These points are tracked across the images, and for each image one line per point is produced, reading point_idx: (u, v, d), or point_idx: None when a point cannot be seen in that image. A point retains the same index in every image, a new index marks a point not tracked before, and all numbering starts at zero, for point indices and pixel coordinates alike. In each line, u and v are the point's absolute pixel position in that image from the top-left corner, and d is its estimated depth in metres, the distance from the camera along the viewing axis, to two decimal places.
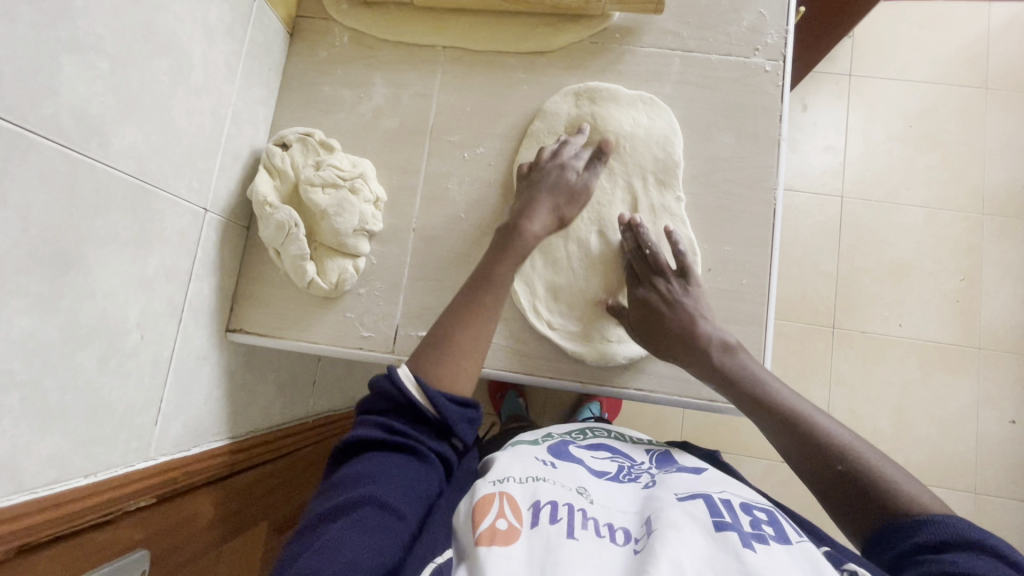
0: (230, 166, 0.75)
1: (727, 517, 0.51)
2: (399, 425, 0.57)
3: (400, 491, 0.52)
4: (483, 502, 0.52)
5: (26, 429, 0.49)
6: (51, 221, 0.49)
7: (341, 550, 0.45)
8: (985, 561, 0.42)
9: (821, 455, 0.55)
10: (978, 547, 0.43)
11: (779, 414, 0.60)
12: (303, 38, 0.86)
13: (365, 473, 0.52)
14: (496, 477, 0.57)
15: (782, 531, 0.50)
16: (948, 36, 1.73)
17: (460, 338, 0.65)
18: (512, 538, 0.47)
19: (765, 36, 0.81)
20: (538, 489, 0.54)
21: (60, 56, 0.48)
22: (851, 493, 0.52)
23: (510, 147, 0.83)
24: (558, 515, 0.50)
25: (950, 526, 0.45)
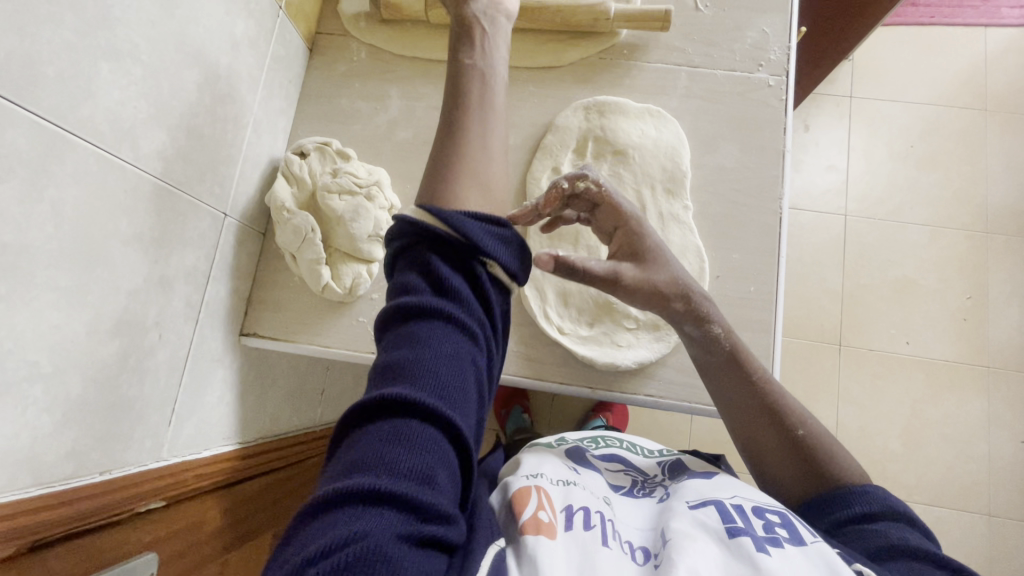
0: (249, 173, 0.77)
1: (740, 522, 0.50)
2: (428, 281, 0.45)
3: (440, 381, 0.41)
4: (523, 498, 0.55)
5: (48, 421, 0.50)
6: (83, 218, 0.51)
7: (376, 470, 0.36)
8: (905, 528, 0.51)
9: (802, 452, 0.58)
10: (897, 515, 0.52)
11: (780, 422, 0.60)
12: (322, 53, 0.90)
13: (396, 358, 0.42)
14: (530, 472, 0.60)
15: (796, 534, 0.48)
16: (946, 60, 1.78)
17: (448, 149, 0.51)
18: (554, 533, 0.50)
19: (769, 53, 0.84)
20: (570, 495, 0.56)
21: (98, 61, 0.50)
22: (818, 484, 0.57)
23: (523, 157, 0.84)
24: (592, 522, 0.52)
25: (877, 496, 0.54)
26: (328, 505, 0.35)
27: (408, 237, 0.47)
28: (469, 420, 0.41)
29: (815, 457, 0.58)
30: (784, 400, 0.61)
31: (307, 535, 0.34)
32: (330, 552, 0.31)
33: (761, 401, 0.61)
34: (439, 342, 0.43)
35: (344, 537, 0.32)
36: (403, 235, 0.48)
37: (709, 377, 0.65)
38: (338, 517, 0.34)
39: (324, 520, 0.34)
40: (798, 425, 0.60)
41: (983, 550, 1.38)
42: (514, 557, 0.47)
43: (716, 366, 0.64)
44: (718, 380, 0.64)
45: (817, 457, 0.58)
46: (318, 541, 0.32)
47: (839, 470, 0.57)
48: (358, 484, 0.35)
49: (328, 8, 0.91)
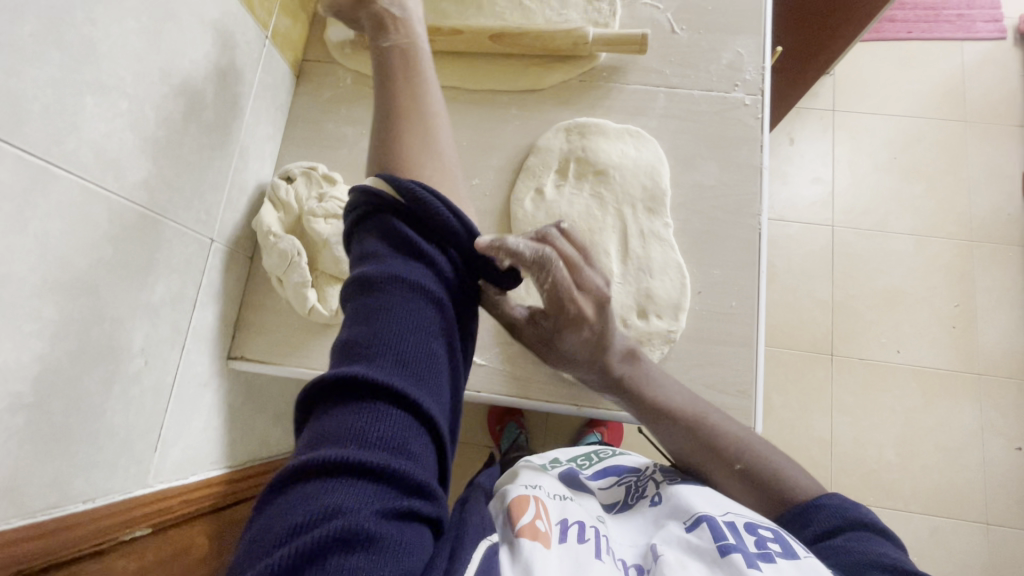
0: (236, 198, 0.78)
1: (731, 539, 0.50)
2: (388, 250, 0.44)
3: (404, 351, 0.40)
4: (520, 506, 0.55)
5: (30, 451, 0.50)
6: (67, 248, 0.51)
7: (343, 446, 0.35)
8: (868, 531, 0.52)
9: (751, 480, 0.60)
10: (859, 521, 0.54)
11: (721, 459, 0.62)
12: (308, 80, 0.92)
13: (359, 330, 0.41)
14: (528, 484, 0.62)
15: (787, 548, 0.49)
16: (924, 73, 1.82)
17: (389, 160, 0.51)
18: (550, 541, 0.50)
19: (744, 73, 0.87)
20: (566, 511, 0.57)
21: (84, 96, 0.52)
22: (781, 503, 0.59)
23: (506, 178, 0.85)
24: (586, 536, 0.53)
25: (850, 509, 0.55)
26: (297, 482, 0.34)
27: (369, 210, 0.47)
28: (439, 390, 0.41)
29: (764, 484, 0.60)
30: (721, 434, 0.64)
31: (279, 512, 0.34)
32: (304, 529, 0.32)
33: (696, 440, 0.64)
34: (403, 311, 0.42)
35: (316, 513, 0.32)
36: (362, 205, 0.47)
37: (646, 424, 0.68)
38: (310, 492, 0.34)
39: (294, 497, 0.34)
40: (737, 459, 0.62)
41: (982, 559, 1.38)
42: (508, 555, 0.48)
43: (648, 412, 0.67)
44: (655, 430, 0.67)
45: (759, 482, 0.60)
46: (290, 518, 0.33)
47: (794, 493, 0.59)
48: (327, 461, 0.34)
49: (314, 36, 0.94)
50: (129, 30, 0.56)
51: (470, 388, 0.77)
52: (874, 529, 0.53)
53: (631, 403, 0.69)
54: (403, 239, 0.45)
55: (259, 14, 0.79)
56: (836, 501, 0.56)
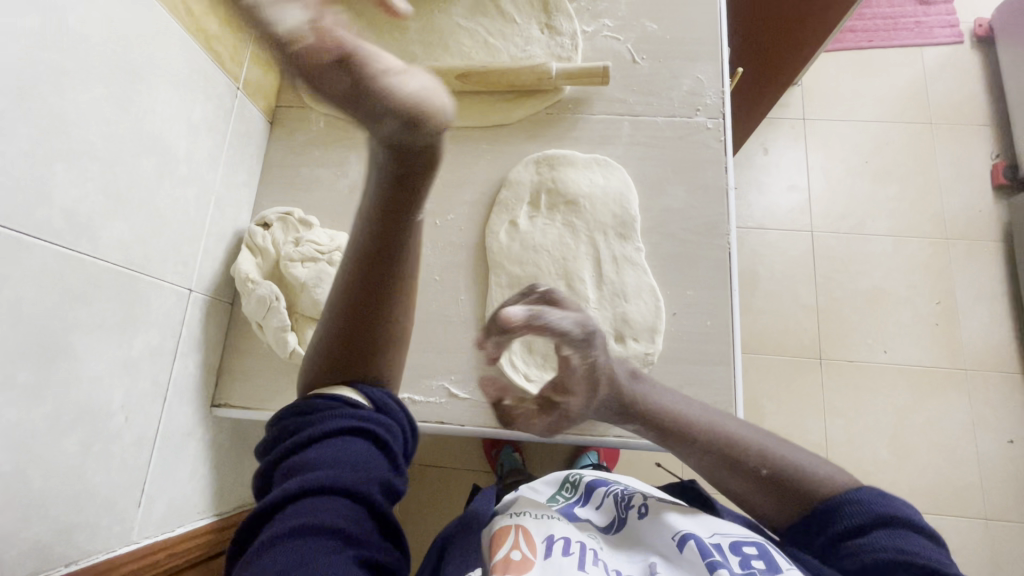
0: (213, 247, 0.79)
1: (716, 558, 0.48)
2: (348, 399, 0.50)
3: (364, 463, 0.45)
4: (499, 535, 0.52)
5: (9, 519, 0.50)
6: (41, 313, 0.52)
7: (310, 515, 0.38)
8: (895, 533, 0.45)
9: (783, 489, 0.53)
10: (888, 521, 0.46)
11: (743, 465, 0.56)
12: (282, 125, 0.94)
13: (325, 454, 0.44)
14: (513, 511, 0.57)
15: (772, 561, 0.46)
16: (888, 79, 1.88)
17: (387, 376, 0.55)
18: (526, 567, 0.47)
19: (705, 98, 0.90)
20: (552, 525, 0.54)
21: (54, 164, 0.53)
22: (798, 503, 0.51)
23: (480, 211, 0.87)
24: (570, 549, 0.50)
25: (910, 542, 0.45)
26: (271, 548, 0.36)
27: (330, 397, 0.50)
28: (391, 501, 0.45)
29: (782, 489, 0.53)
30: (737, 442, 0.57)
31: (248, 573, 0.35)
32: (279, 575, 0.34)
33: (714, 452, 0.58)
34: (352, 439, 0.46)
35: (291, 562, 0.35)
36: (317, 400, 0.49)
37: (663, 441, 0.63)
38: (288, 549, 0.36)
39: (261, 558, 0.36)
40: (760, 464, 0.55)
41: (984, 556, 1.38)
42: None
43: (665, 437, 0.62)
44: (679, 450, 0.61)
45: (789, 489, 0.52)
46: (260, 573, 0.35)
47: (811, 491, 0.51)
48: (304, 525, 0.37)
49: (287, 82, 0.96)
50: (99, 97, 0.58)
51: (455, 421, 0.78)
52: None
53: (650, 429, 0.64)
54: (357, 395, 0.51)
55: (230, 67, 0.81)
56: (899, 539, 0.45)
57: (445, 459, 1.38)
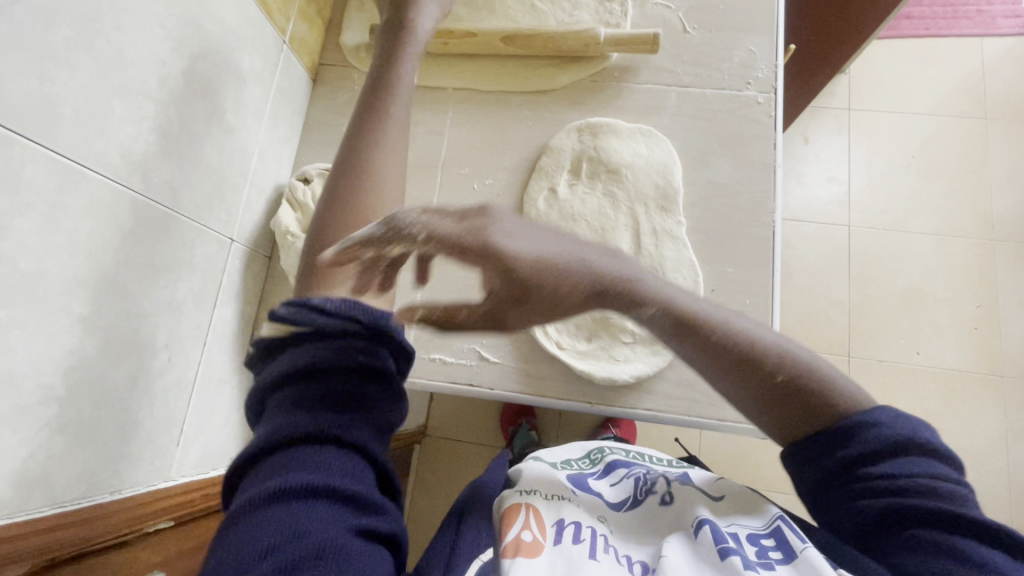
0: (255, 199, 0.80)
1: (732, 542, 0.47)
2: (318, 320, 0.42)
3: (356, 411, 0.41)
4: (509, 512, 0.51)
5: (62, 441, 0.52)
6: (97, 245, 0.53)
7: (309, 474, 0.36)
8: (922, 461, 0.43)
9: (807, 396, 0.46)
10: (913, 445, 0.44)
11: (747, 368, 0.47)
12: (324, 83, 0.94)
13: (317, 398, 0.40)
14: (522, 487, 0.55)
15: (789, 549, 0.46)
16: (943, 69, 1.79)
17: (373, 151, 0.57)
18: (536, 551, 0.46)
19: (757, 71, 0.86)
20: (563, 507, 0.52)
21: (112, 100, 0.54)
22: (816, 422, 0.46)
23: (519, 178, 0.86)
24: (581, 536, 0.49)
25: (921, 473, 0.42)
26: (260, 512, 0.35)
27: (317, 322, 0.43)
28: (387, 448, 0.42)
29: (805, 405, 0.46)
30: (749, 341, 0.48)
31: (243, 535, 0.34)
32: (268, 557, 0.32)
33: (722, 349, 0.48)
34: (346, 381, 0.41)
35: (288, 539, 0.33)
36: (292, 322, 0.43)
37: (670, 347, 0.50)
38: (277, 519, 0.34)
39: (250, 526, 0.34)
40: (777, 369, 0.47)
41: None
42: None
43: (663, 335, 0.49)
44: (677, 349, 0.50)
45: (804, 396, 0.46)
46: (250, 545, 0.33)
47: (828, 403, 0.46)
48: (296, 492, 0.35)
49: (331, 40, 0.96)
50: (155, 37, 0.58)
51: (485, 385, 0.78)
52: (969, 531, 0.40)
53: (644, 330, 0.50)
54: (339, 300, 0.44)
55: (277, 19, 0.81)
56: (904, 473, 0.42)
57: (463, 431, 1.39)
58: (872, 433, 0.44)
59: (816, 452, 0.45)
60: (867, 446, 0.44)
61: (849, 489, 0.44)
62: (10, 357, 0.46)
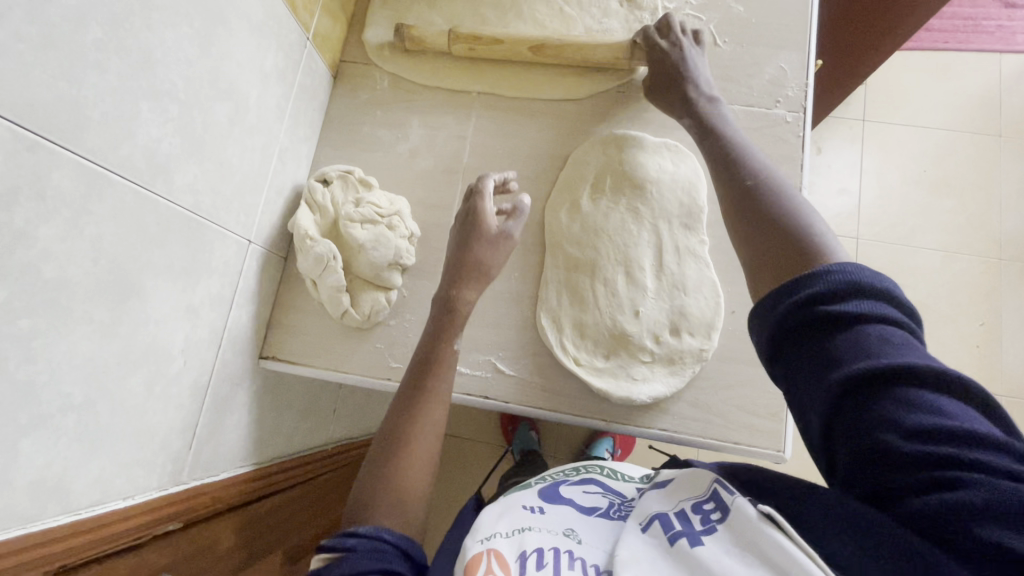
0: (273, 199, 0.79)
1: (678, 525, 0.45)
2: (349, 541, 0.46)
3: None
4: (472, 562, 0.48)
5: (78, 449, 0.51)
6: (119, 251, 0.52)
7: None
8: (877, 304, 0.43)
9: (787, 237, 0.51)
10: (871, 289, 0.44)
11: (761, 199, 0.56)
12: (345, 81, 0.92)
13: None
14: (483, 533, 0.52)
15: (724, 505, 0.45)
16: (960, 84, 1.78)
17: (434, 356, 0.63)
18: None
19: (787, 89, 0.85)
20: (526, 536, 0.51)
21: (139, 102, 0.52)
22: (792, 275, 0.49)
23: (541, 188, 0.85)
24: (545, 561, 0.47)
25: (874, 319, 0.43)
26: None
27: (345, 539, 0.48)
28: None
29: (781, 257, 0.50)
30: (782, 193, 0.56)
31: None
32: None
33: (746, 185, 0.58)
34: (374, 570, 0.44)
35: None
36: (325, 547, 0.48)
37: (718, 183, 0.62)
38: None
39: None
40: (774, 212, 0.54)
41: None
42: None
43: (717, 169, 0.63)
44: (722, 178, 0.62)
45: (784, 229, 0.52)
46: None
47: (806, 258, 0.49)
48: None
49: (353, 36, 0.94)
50: (183, 36, 0.56)
51: (500, 399, 0.77)
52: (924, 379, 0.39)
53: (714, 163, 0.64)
54: (374, 528, 0.48)
55: (302, 15, 0.79)
56: (863, 318, 0.43)
57: (464, 432, 1.39)
58: (833, 281, 0.45)
59: (779, 305, 0.47)
60: (827, 294, 0.45)
61: (812, 342, 0.44)
62: (32, 365, 0.45)
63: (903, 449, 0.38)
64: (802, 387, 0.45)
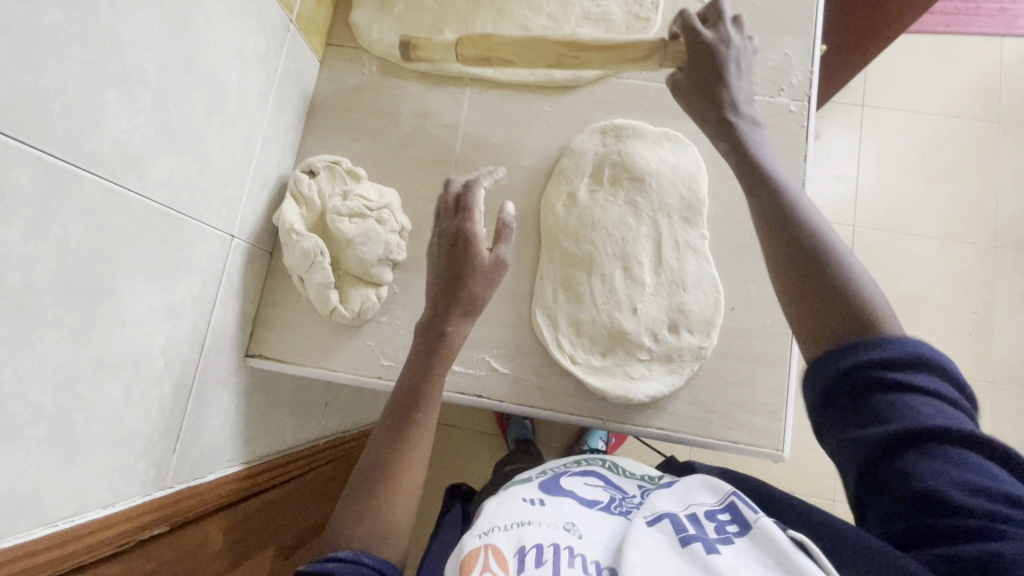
0: (257, 192, 0.75)
1: (693, 531, 0.47)
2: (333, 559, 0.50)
3: None
4: (469, 558, 0.49)
5: (52, 459, 0.49)
6: (89, 251, 0.49)
7: None
8: (929, 376, 0.41)
9: (842, 305, 0.46)
10: (925, 363, 0.42)
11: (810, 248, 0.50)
12: (332, 65, 0.88)
13: None
14: (483, 528, 0.53)
15: (744, 522, 0.47)
16: (960, 69, 1.75)
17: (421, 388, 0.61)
18: None
19: (791, 77, 0.82)
20: (525, 533, 0.50)
21: (106, 91, 0.49)
22: (841, 338, 0.45)
23: (536, 180, 0.82)
24: (544, 558, 0.46)
25: (926, 391, 0.41)
26: None
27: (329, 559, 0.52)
28: None
29: (834, 320, 0.46)
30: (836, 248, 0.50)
31: None
32: None
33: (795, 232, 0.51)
34: None
35: None
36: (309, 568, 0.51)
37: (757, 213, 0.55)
38: None
39: None
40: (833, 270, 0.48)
41: None
42: None
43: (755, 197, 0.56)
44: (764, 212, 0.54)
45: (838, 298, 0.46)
46: None
47: (859, 326, 0.45)
48: None
49: (339, 18, 0.89)
50: (154, 19, 0.53)
51: (495, 398, 0.75)
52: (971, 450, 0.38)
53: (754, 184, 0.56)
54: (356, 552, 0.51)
55: None
56: (914, 387, 0.41)
57: (457, 422, 1.38)
58: (887, 350, 0.42)
59: (819, 363, 0.45)
60: (869, 355, 0.43)
61: (856, 402, 0.43)
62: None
63: (939, 513, 0.37)
64: (840, 443, 0.43)
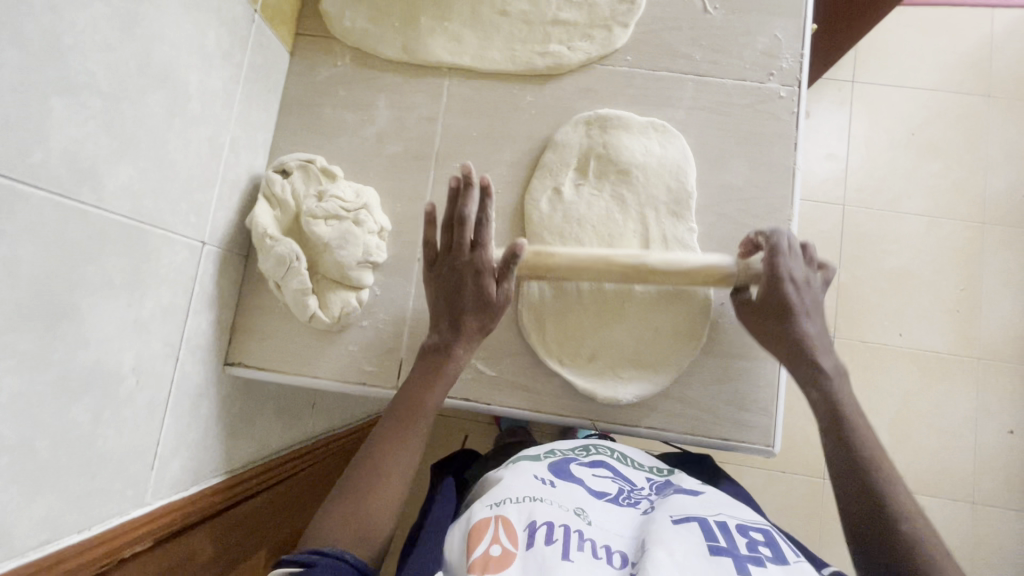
0: (228, 194, 0.72)
1: (722, 541, 0.47)
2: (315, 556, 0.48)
3: None
4: (478, 527, 0.48)
5: (16, 490, 0.46)
6: (41, 271, 0.46)
7: None
8: None
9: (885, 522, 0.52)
10: None
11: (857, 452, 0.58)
12: (302, 57, 0.83)
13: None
14: (493, 499, 0.52)
15: (780, 552, 0.47)
16: (950, 42, 1.72)
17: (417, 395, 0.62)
18: (507, 563, 0.43)
19: (781, 60, 0.79)
20: (535, 508, 0.50)
21: (49, 98, 0.45)
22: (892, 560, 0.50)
23: (520, 175, 0.79)
24: (554, 536, 0.46)
25: None
26: None
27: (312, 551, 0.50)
28: None
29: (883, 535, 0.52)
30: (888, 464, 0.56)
31: None
32: None
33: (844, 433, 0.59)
34: None
35: None
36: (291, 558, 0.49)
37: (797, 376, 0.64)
38: None
39: None
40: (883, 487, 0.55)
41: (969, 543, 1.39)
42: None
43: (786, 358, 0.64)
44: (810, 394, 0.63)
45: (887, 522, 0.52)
46: None
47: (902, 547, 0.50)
48: None
49: (308, 7, 0.85)
50: (99, 16, 0.49)
51: (483, 400, 0.73)
52: None
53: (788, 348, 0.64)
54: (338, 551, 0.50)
55: None
56: None
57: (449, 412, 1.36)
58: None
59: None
60: None
61: None
62: None
63: None
64: None
